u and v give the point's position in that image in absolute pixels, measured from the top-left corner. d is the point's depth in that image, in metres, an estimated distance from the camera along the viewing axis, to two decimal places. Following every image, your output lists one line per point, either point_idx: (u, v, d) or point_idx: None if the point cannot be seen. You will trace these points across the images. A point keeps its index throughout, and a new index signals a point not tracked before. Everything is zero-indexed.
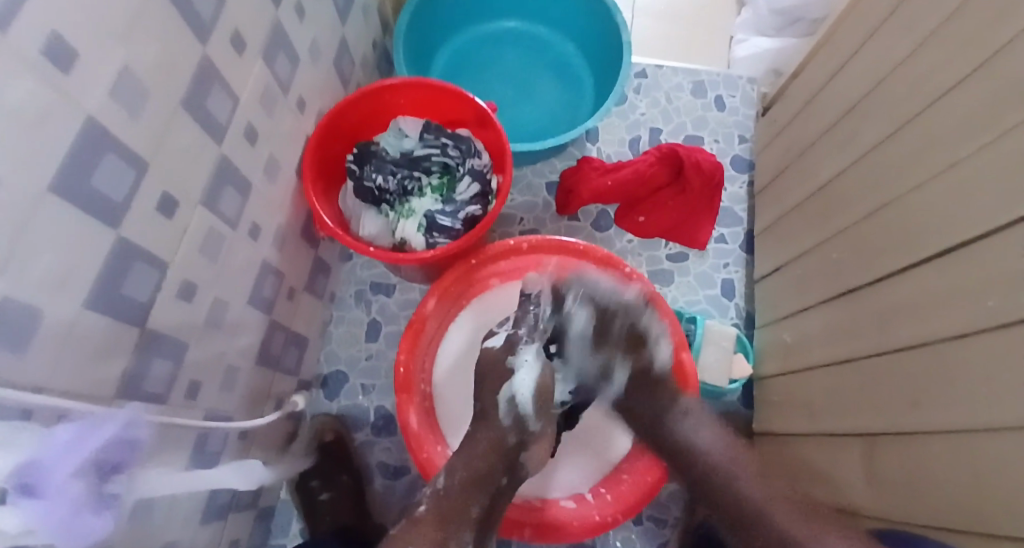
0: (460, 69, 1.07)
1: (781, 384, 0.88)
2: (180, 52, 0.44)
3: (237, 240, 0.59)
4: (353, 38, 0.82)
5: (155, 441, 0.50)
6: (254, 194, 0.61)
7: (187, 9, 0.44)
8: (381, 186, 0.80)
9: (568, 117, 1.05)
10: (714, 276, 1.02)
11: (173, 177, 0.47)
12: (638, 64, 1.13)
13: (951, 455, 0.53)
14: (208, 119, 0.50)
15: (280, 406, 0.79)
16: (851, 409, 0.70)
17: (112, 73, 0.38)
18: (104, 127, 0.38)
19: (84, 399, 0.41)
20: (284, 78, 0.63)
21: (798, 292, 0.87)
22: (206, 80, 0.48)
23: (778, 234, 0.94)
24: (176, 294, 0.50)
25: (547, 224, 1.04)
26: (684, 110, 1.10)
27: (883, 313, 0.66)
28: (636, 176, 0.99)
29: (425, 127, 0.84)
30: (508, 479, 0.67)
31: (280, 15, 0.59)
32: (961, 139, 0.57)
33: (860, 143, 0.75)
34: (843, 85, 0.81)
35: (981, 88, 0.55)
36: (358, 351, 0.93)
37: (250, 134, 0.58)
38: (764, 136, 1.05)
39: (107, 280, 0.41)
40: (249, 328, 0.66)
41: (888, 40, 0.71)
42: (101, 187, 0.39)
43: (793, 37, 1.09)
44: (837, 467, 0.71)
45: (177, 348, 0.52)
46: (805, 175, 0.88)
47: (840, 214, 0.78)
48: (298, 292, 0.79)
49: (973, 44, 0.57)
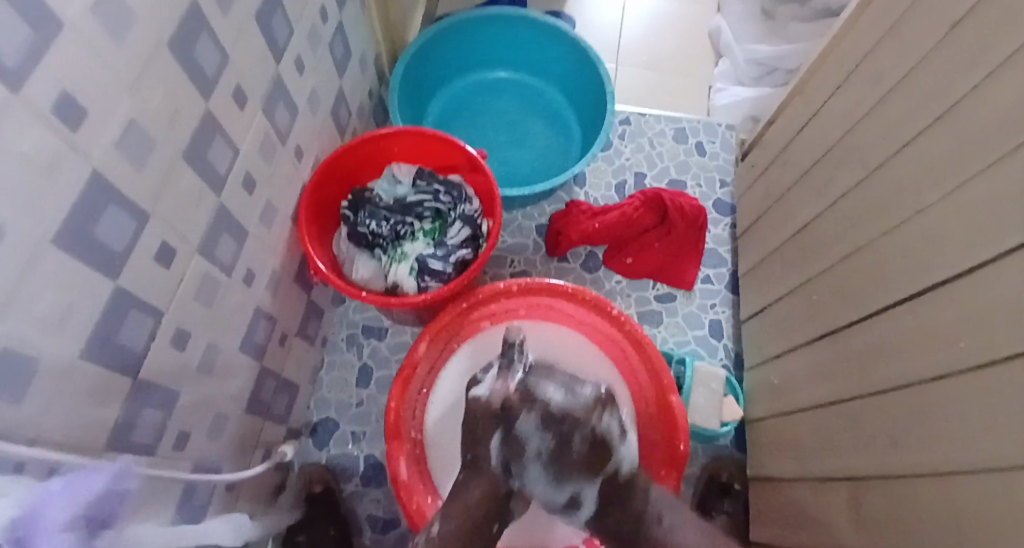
0: (451, 118, 1.11)
1: (770, 425, 0.88)
2: (185, 106, 0.46)
3: (232, 286, 0.59)
4: (350, 90, 0.85)
5: (142, 493, 0.49)
6: (251, 240, 0.62)
7: (193, 68, 0.46)
8: (375, 230, 0.81)
9: (555, 162, 1.08)
10: (703, 317, 1.04)
11: (172, 226, 0.47)
12: (622, 112, 1.18)
13: (939, 492, 0.54)
14: (208, 168, 0.51)
15: (269, 454, 0.78)
16: (839, 448, 0.70)
17: (119, 126, 0.39)
18: (109, 179, 0.39)
19: (75, 449, 0.40)
20: (283, 128, 0.65)
21: (783, 331, 0.88)
22: (208, 133, 0.50)
23: (761, 273, 0.97)
24: (169, 340, 0.50)
25: (538, 266, 1.06)
26: (667, 155, 1.14)
27: (864, 352, 0.68)
28: (623, 219, 1.01)
29: (418, 173, 0.86)
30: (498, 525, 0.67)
31: (281, 70, 0.61)
32: (928, 184, 0.60)
33: (835, 188, 0.78)
34: (815, 134, 0.85)
35: (943, 137, 0.59)
36: (348, 396, 0.92)
37: (249, 182, 0.59)
38: (743, 180, 1.09)
39: (103, 329, 0.41)
40: (240, 374, 0.65)
41: (857, 92, 0.76)
42: (102, 235, 0.39)
43: (771, 86, 1.16)
44: (824, 509, 0.71)
45: (167, 396, 0.51)
46: (784, 217, 0.91)
47: (821, 254, 0.80)
48: (290, 337, 0.79)
49: (934, 98, 0.61)
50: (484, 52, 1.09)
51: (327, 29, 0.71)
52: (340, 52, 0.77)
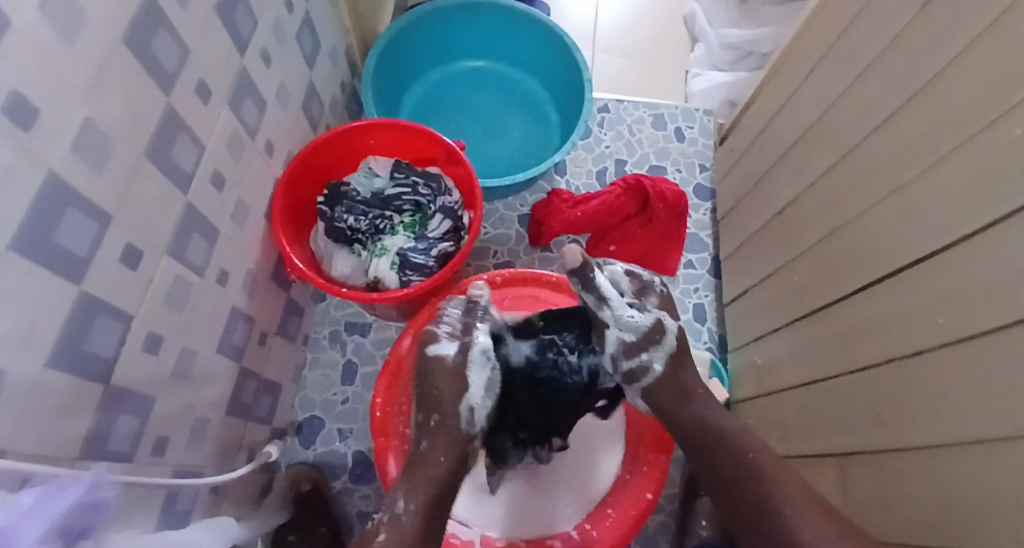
0: (428, 108, 1.10)
1: (757, 406, 0.89)
2: (145, 104, 0.44)
3: (206, 288, 0.58)
4: (322, 83, 0.83)
5: (121, 500, 0.48)
6: (223, 240, 0.60)
7: (153, 65, 0.44)
8: (353, 226, 0.80)
9: (535, 151, 1.08)
10: (686, 302, 1.04)
11: (138, 228, 0.46)
12: (601, 99, 1.17)
13: (915, 469, 0.55)
14: (173, 168, 0.49)
15: (252, 455, 0.77)
16: (827, 430, 0.70)
17: (75, 128, 0.37)
18: (67, 182, 0.37)
19: (46, 461, 0.39)
20: (252, 124, 0.63)
21: (766, 313, 0.89)
22: (171, 132, 0.48)
23: (742, 258, 0.97)
24: (142, 346, 0.49)
25: (521, 257, 1.05)
26: (646, 141, 1.14)
27: (847, 334, 0.68)
28: (604, 207, 1.01)
29: (396, 166, 0.85)
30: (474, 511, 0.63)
31: (246, 65, 0.59)
32: (903, 164, 0.61)
33: (812, 169, 0.78)
34: (792, 115, 0.85)
35: (913, 117, 0.60)
36: (333, 394, 0.91)
37: (218, 181, 0.57)
38: (723, 164, 1.09)
39: (71, 336, 0.40)
40: (219, 375, 0.64)
41: (832, 72, 0.76)
42: (64, 241, 0.38)
43: (746, 71, 1.15)
44: (812, 485, 0.73)
45: (143, 402, 0.50)
46: (762, 202, 0.92)
47: (799, 237, 0.80)
48: (270, 336, 0.78)
49: (904, 79, 0.62)
50: (458, 41, 1.07)
51: (294, 20, 0.70)
52: (308, 44, 0.76)
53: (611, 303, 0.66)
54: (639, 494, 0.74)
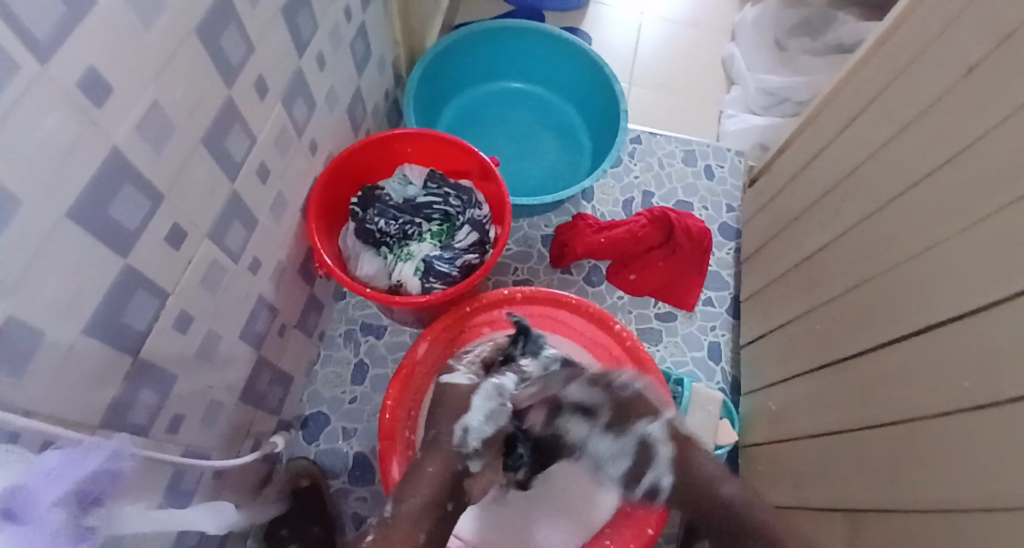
0: (464, 123, 1.12)
1: (768, 451, 0.88)
2: (207, 93, 0.46)
3: (237, 274, 0.59)
4: (368, 89, 0.86)
5: (134, 473, 0.49)
6: (260, 230, 0.62)
7: (219, 58, 0.46)
8: (383, 229, 0.82)
9: (564, 174, 1.09)
10: (702, 338, 1.04)
11: (184, 210, 0.47)
12: (634, 130, 1.19)
13: (932, 532, 0.54)
14: (224, 156, 0.51)
15: (258, 444, 0.77)
16: (840, 482, 0.69)
17: (142, 109, 0.39)
18: (127, 159, 0.39)
19: (70, 426, 0.40)
20: (300, 122, 0.65)
21: (784, 359, 0.88)
22: (227, 122, 0.50)
23: (764, 300, 0.97)
24: (173, 324, 0.50)
25: (541, 276, 1.06)
26: (675, 176, 1.15)
27: (867, 387, 0.68)
28: (628, 235, 1.02)
29: (430, 175, 0.86)
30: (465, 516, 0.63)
31: (302, 66, 0.61)
32: (935, 225, 0.61)
33: (843, 220, 0.78)
34: (825, 165, 0.86)
35: (950, 179, 0.60)
36: (342, 393, 0.92)
37: (262, 173, 0.59)
38: (751, 206, 1.09)
39: (110, 307, 0.41)
40: (238, 361, 0.65)
41: (869, 127, 0.76)
42: (117, 216, 0.40)
43: (780, 116, 1.16)
44: (821, 537, 0.71)
45: (165, 378, 0.52)
46: (789, 247, 0.92)
47: (824, 286, 0.80)
48: (289, 328, 0.79)
49: (943, 141, 0.62)
50: (501, 60, 1.10)
51: (351, 27, 0.72)
52: (361, 51, 0.78)
53: (621, 353, 0.73)
54: (640, 529, 0.73)
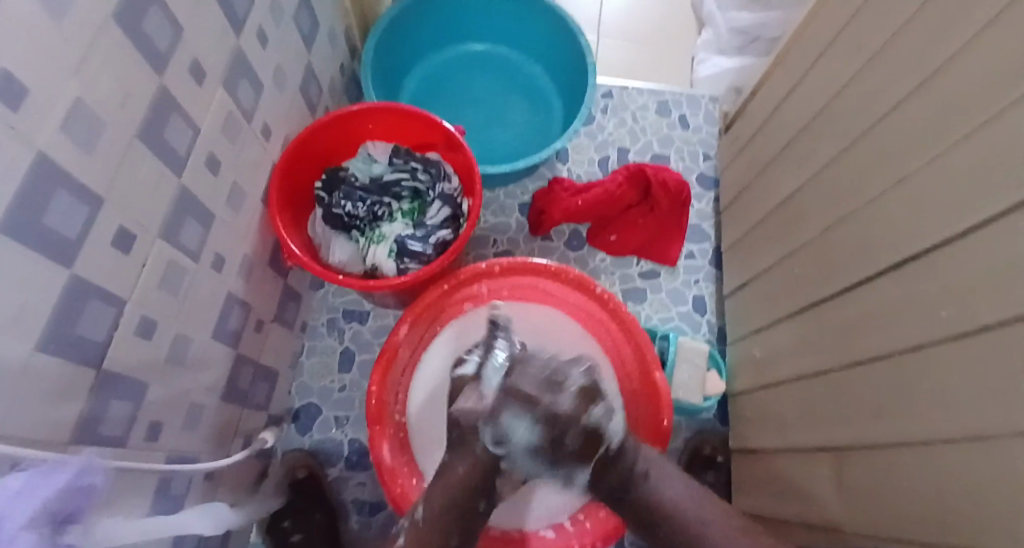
0: (429, 93, 1.08)
1: (755, 398, 0.89)
2: (137, 83, 0.43)
3: (200, 273, 0.57)
4: (320, 66, 0.82)
5: (112, 485, 0.48)
6: (218, 225, 0.60)
7: (146, 45, 0.43)
8: (351, 212, 0.80)
9: (536, 139, 1.06)
10: (686, 292, 1.04)
11: (129, 212, 0.45)
12: (604, 86, 1.15)
13: (915, 461, 0.55)
14: (166, 150, 0.48)
15: (249, 441, 0.77)
16: (826, 421, 0.70)
17: (65, 106, 0.36)
18: (56, 163, 0.36)
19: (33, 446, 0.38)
20: (248, 107, 0.62)
21: (766, 304, 0.88)
22: (163, 112, 0.47)
23: (745, 247, 0.96)
24: (135, 331, 0.48)
25: (521, 245, 1.04)
26: (650, 130, 1.12)
27: (851, 324, 0.67)
28: (605, 195, 1.00)
29: (394, 151, 0.84)
30: (486, 503, 0.58)
31: (242, 46, 0.58)
32: (908, 155, 0.60)
33: (817, 159, 0.77)
34: (797, 105, 0.84)
35: (920, 106, 0.59)
36: (330, 382, 0.91)
37: (212, 164, 0.56)
38: (727, 154, 1.08)
39: (60, 321, 0.40)
40: (214, 361, 0.64)
41: (838, 60, 0.74)
42: (54, 223, 0.37)
43: (753, 57, 1.12)
44: (808, 477, 0.73)
45: (136, 387, 0.50)
46: (766, 192, 0.91)
47: (803, 228, 0.80)
48: (266, 323, 0.77)
49: (911, 68, 0.60)
50: (460, 24, 1.05)
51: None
52: (307, 26, 0.74)
53: None
54: None
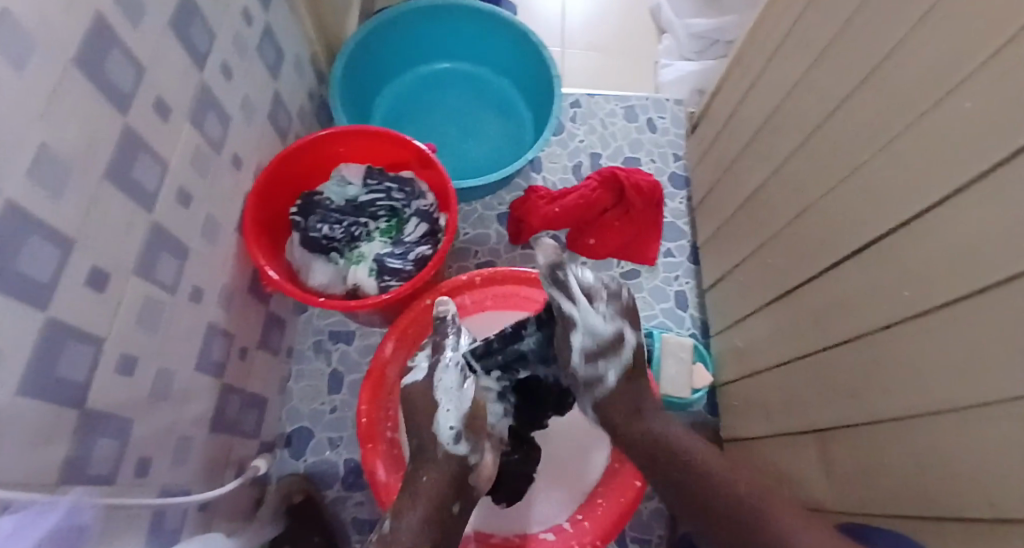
0: (399, 114, 1.09)
1: (738, 387, 0.91)
2: (102, 123, 0.44)
3: (180, 306, 0.58)
4: (288, 93, 0.83)
5: (105, 524, 0.48)
6: (194, 257, 0.60)
7: (108, 87, 0.44)
8: (328, 235, 0.81)
9: (509, 150, 1.08)
10: (668, 290, 1.05)
11: (102, 251, 0.46)
12: (571, 94, 1.18)
13: (897, 440, 0.56)
14: (135, 188, 0.49)
15: (241, 470, 0.77)
16: (806, 404, 0.72)
17: (31, 153, 0.37)
18: (26, 210, 0.37)
19: (22, 490, 0.39)
20: (217, 139, 0.63)
21: (741, 298, 0.91)
22: (131, 151, 0.48)
23: (719, 243, 0.98)
24: (116, 368, 0.49)
25: (502, 255, 1.05)
26: (619, 134, 1.15)
27: (821, 310, 0.69)
28: (581, 201, 1.01)
29: (368, 172, 0.85)
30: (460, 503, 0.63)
31: (206, 80, 0.59)
32: (861, 143, 0.62)
33: (778, 153, 0.79)
34: (755, 102, 0.86)
35: (871, 97, 0.61)
36: (320, 404, 0.91)
37: (184, 198, 0.57)
38: (695, 152, 1.10)
39: (39, 365, 0.40)
40: (200, 392, 0.64)
41: (788, 59, 0.77)
42: (27, 269, 0.38)
43: (714, 58, 1.18)
44: (795, 461, 0.74)
45: (121, 424, 0.50)
46: (734, 187, 0.93)
47: (769, 223, 0.82)
48: (252, 350, 0.78)
49: (856, 61, 0.63)
50: (425, 44, 1.07)
51: (254, 31, 0.69)
52: (271, 55, 0.75)
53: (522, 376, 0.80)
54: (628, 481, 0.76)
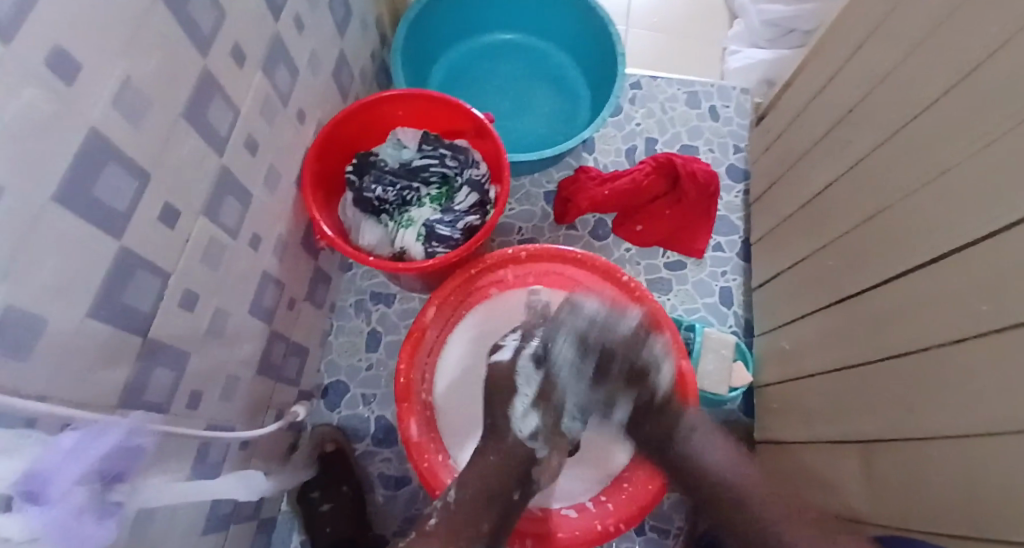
0: (456, 82, 1.09)
1: (779, 391, 0.89)
2: (182, 63, 0.45)
3: (238, 250, 0.60)
4: (352, 52, 0.84)
5: (157, 447, 0.51)
6: (255, 205, 0.62)
7: (190, 28, 0.45)
8: (381, 196, 0.82)
9: (564, 128, 1.06)
10: (713, 285, 1.03)
11: (173, 188, 0.47)
12: (633, 75, 1.15)
13: (943, 458, 0.54)
14: (207, 131, 0.51)
15: (280, 415, 0.80)
16: (852, 414, 0.70)
17: (114, 86, 0.38)
18: (107, 139, 0.39)
19: (85, 407, 0.41)
20: (284, 91, 0.64)
21: (792, 299, 0.88)
22: (206, 94, 0.49)
23: (775, 242, 0.95)
24: (178, 302, 0.51)
25: (546, 234, 1.05)
26: (679, 120, 1.11)
27: (880, 319, 0.67)
28: (631, 185, 1.00)
29: (424, 137, 0.85)
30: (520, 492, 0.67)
31: (279, 30, 0.60)
32: (948, 146, 0.58)
33: (853, 151, 0.76)
34: (833, 96, 0.82)
35: (961, 98, 0.57)
36: (358, 361, 0.94)
37: (250, 145, 0.58)
38: (758, 145, 1.06)
39: (110, 289, 0.42)
40: (250, 335, 0.67)
41: (874, 52, 0.73)
42: (105, 197, 0.40)
43: (786, 48, 1.11)
44: (833, 471, 0.72)
45: (178, 356, 0.53)
46: (798, 184, 0.89)
47: (833, 224, 0.79)
48: (299, 301, 0.80)
49: (951, 58, 0.59)
50: (490, 12, 1.06)
51: None
52: (340, 12, 0.76)
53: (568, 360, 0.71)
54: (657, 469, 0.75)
